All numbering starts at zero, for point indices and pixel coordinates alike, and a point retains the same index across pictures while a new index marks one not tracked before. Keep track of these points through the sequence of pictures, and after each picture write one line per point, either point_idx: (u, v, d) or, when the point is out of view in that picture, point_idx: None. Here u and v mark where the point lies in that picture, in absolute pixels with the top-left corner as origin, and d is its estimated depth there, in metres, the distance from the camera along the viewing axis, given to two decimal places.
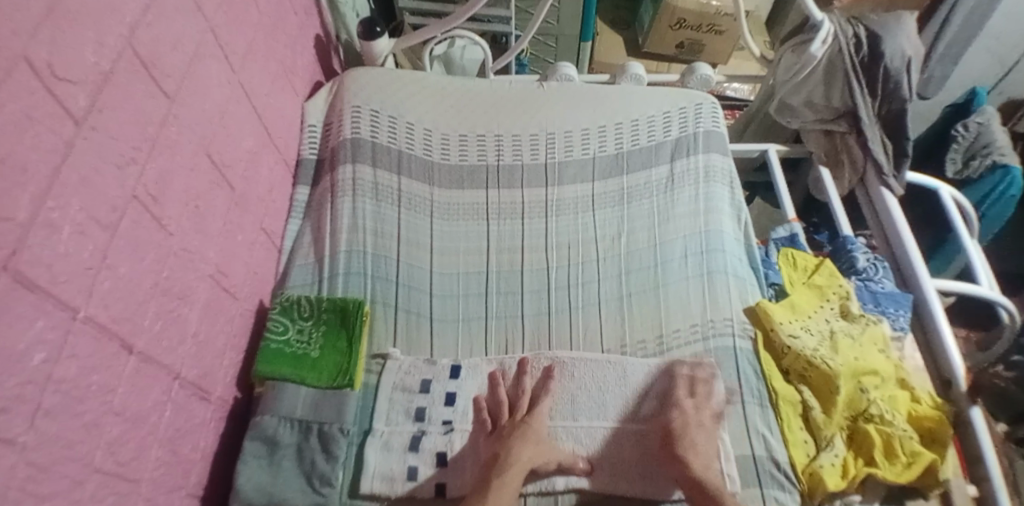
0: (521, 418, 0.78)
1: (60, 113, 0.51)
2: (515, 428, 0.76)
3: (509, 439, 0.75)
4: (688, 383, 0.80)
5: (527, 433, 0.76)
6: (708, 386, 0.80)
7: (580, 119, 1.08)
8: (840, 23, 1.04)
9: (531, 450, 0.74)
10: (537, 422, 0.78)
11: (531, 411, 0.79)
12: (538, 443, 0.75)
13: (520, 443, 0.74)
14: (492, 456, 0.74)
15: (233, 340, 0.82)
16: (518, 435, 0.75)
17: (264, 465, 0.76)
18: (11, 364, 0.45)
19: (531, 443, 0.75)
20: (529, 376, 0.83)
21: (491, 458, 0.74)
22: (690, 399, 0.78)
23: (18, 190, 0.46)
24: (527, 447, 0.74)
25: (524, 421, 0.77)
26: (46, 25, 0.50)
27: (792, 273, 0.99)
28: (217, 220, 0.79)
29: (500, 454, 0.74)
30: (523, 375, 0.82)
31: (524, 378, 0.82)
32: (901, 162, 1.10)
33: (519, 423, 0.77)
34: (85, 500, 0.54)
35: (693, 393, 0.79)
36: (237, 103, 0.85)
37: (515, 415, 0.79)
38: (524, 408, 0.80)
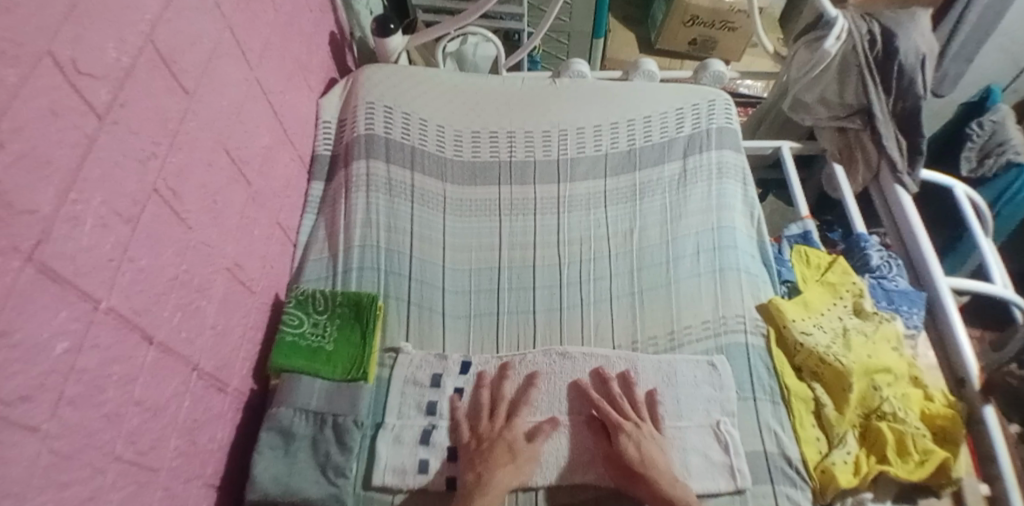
0: (500, 425, 0.79)
1: (83, 108, 0.52)
2: (494, 443, 0.76)
3: (486, 462, 0.74)
4: (616, 406, 0.80)
5: (503, 445, 0.76)
6: (644, 405, 0.80)
7: (592, 115, 1.08)
8: (854, 20, 1.04)
9: (509, 471, 0.74)
10: (516, 435, 0.77)
11: (509, 417, 0.80)
12: (517, 460, 0.75)
13: (499, 466, 0.74)
14: (471, 480, 0.73)
15: (250, 333, 0.84)
16: (496, 452, 0.75)
17: (279, 456, 0.77)
18: (34, 354, 0.46)
19: (509, 464, 0.74)
20: (510, 379, 0.84)
21: (473, 478, 0.73)
22: (636, 428, 0.77)
23: (43, 183, 0.48)
24: (506, 465, 0.74)
25: (501, 434, 0.77)
26: (70, 21, 0.50)
27: (805, 270, 0.98)
28: (234, 215, 0.80)
29: (481, 474, 0.73)
30: (502, 380, 0.83)
31: (506, 381, 0.83)
32: (915, 159, 1.09)
33: (497, 436, 0.77)
34: (106, 488, 0.56)
35: (632, 416, 0.78)
36: (253, 100, 0.86)
37: (494, 418, 0.80)
38: (505, 412, 0.81)
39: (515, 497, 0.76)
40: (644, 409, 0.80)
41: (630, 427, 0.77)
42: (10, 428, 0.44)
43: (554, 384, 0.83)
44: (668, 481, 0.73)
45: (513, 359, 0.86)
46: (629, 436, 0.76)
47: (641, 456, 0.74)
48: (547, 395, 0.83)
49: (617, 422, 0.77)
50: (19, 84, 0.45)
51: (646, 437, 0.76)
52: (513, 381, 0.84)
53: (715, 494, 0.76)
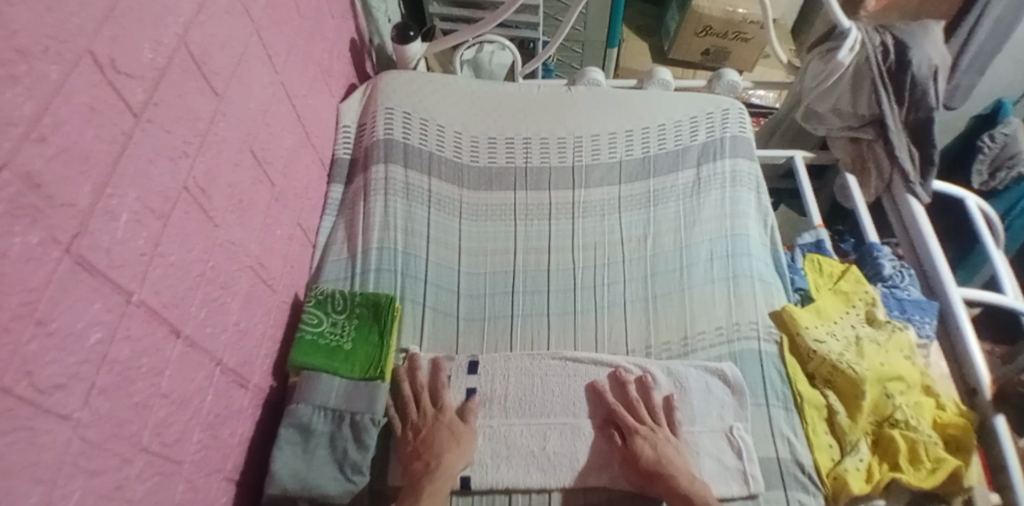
0: (432, 412, 0.82)
1: (121, 106, 0.54)
2: (434, 429, 0.79)
3: (432, 449, 0.77)
4: (634, 412, 0.80)
5: (445, 430, 0.79)
6: (660, 410, 0.81)
7: (607, 123, 1.10)
8: (867, 31, 1.06)
9: (455, 454, 0.77)
10: (449, 417, 0.81)
11: (438, 403, 0.82)
12: (460, 442, 0.78)
13: (446, 450, 0.77)
14: (419, 469, 0.76)
15: (270, 331, 0.85)
16: (439, 439, 0.78)
17: (298, 452, 0.79)
18: (68, 343, 0.48)
19: (453, 445, 0.78)
20: (423, 369, 0.86)
21: (421, 467, 0.76)
22: (651, 431, 0.78)
23: (81, 178, 0.49)
24: (450, 451, 0.77)
25: (437, 419, 0.80)
26: (110, 22, 0.52)
27: (818, 278, 0.99)
28: (258, 214, 0.82)
29: (429, 462, 0.76)
30: (416, 368, 0.85)
31: (420, 372, 0.85)
32: (928, 171, 1.10)
33: (435, 422, 0.80)
34: (133, 478, 0.57)
35: (648, 421, 0.79)
36: (279, 103, 0.88)
37: (423, 409, 0.82)
38: (430, 400, 0.83)
39: (530, 498, 0.78)
40: (660, 415, 0.80)
41: (644, 430, 0.78)
42: (44, 415, 0.45)
43: (570, 388, 0.84)
44: (688, 477, 0.74)
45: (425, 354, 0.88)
46: (645, 439, 0.77)
47: (657, 455, 0.75)
48: (562, 396, 0.83)
49: (631, 425, 0.78)
50: (61, 80, 0.47)
51: (660, 440, 0.77)
52: (515, 378, 0.85)
53: (730, 498, 0.76)
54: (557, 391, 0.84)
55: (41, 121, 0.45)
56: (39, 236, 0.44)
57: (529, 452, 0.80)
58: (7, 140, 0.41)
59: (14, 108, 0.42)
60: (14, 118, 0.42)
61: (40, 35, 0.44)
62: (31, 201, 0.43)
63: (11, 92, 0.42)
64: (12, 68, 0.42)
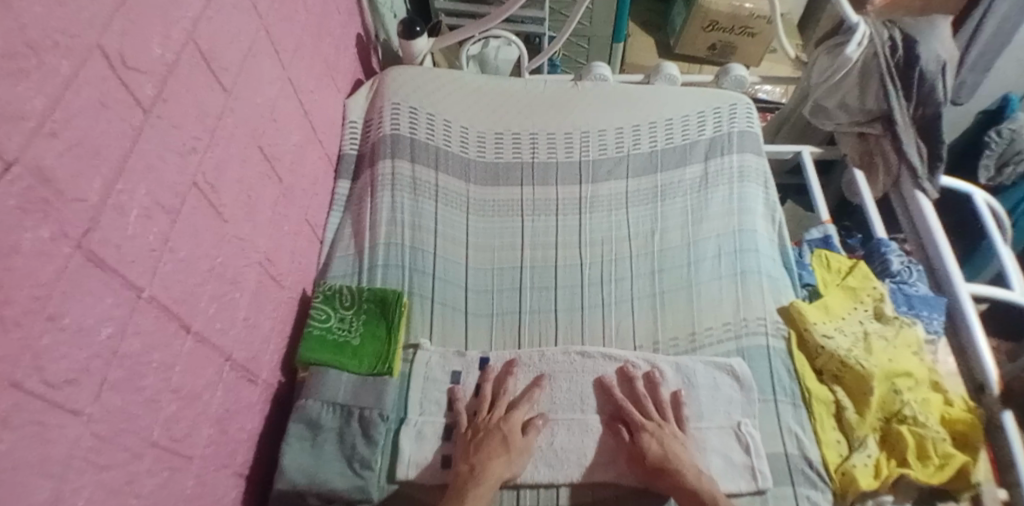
0: (499, 416, 0.80)
1: (130, 101, 0.54)
2: (490, 434, 0.78)
3: (479, 454, 0.76)
4: (641, 406, 0.81)
5: (499, 437, 0.78)
6: (668, 405, 0.81)
7: (614, 119, 1.09)
8: (875, 27, 1.05)
9: (503, 461, 0.76)
10: (513, 427, 0.79)
11: (508, 413, 0.81)
12: (511, 453, 0.76)
13: (493, 456, 0.76)
14: (465, 471, 0.75)
15: (278, 326, 0.85)
16: (489, 444, 0.77)
17: (307, 447, 0.79)
18: (79, 338, 0.48)
19: (503, 456, 0.76)
20: (515, 377, 0.84)
21: (467, 469, 0.75)
22: (658, 427, 0.78)
23: (92, 173, 0.49)
24: (500, 457, 0.76)
25: (498, 425, 0.79)
26: (120, 17, 0.52)
27: (826, 274, 0.99)
28: (266, 210, 0.82)
29: (475, 466, 0.75)
30: (507, 376, 0.84)
31: (509, 377, 0.84)
32: (935, 166, 1.10)
33: (494, 428, 0.79)
34: (143, 473, 0.57)
35: (656, 416, 0.79)
36: (286, 99, 0.88)
37: (494, 410, 0.81)
38: (504, 406, 0.82)
39: (537, 495, 0.78)
40: (667, 411, 0.80)
41: (651, 425, 0.78)
42: (55, 410, 0.45)
43: (577, 383, 0.84)
44: (694, 472, 0.74)
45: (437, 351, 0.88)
46: (651, 434, 0.77)
47: (663, 450, 0.75)
48: (567, 394, 0.84)
49: (638, 421, 0.78)
50: (71, 74, 0.47)
51: (668, 435, 0.77)
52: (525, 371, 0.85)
53: (738, 494, 0.76)
54: (564, 387, 0.84)
55: (52, 115, 0.45)
56: (50, 230, 0.44)
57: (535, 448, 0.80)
58: (17, 134, 0.41)
59: (25, 101, 0.42)
60: (25, 111, 0.42)
61: (51, 30, 0.44)
62: (41, 195, 0.43)
63: (21, 86, 0.41)
64: (22, 61, 0.42)
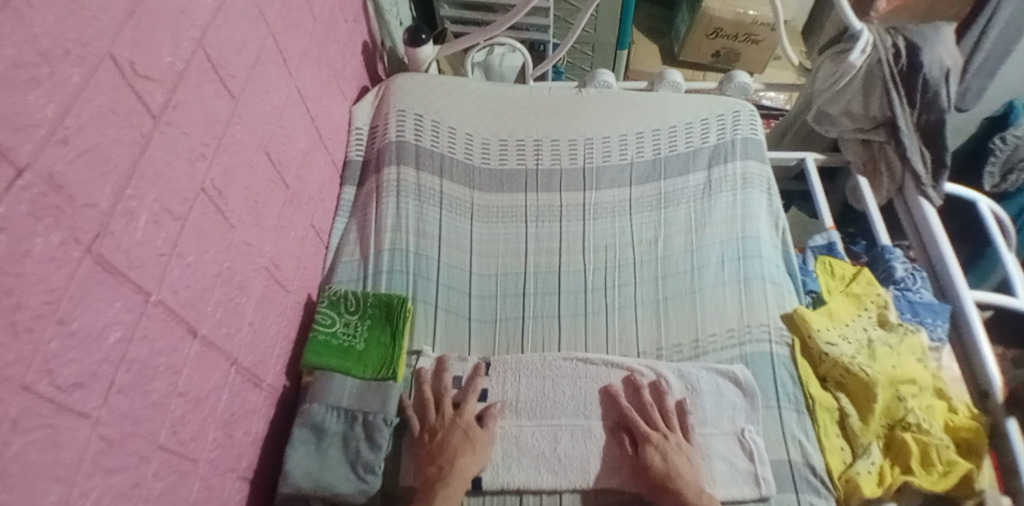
0: (450, 415, 0.81)
1: (140, 109, 0.55)
2: (450, 433, 0.79)
3: (446, 454, 0.77)
4: (647, 415, 0.80)
5: (459, 432, 0.79)
6: (672, 415, 0.81)
7: (618, 125, 1.10)
8: (879, 34, 1.05)
9: (470, 458, 0.77)
10: (469, 422, 0.80)
11: (459, 408, 0.82)
12: (474, 445, 0.78)
13: (460, 455, 0.77)
14: (433, 473, 0.76)
15: (284, 331, 0.86)
16: (453, 443, 0.78)
17: (311, 451, 0.79)
18: (89, 343, 0.49)
19: (467, 450, 0.77)
20: (450, 373, 0.86)
21: (435, 471, 0.76)
22: (664, 439, 0.78)
23: (102, 180, 0.50)
24: (466, 455, 0.77)
25: (454, 422, 0.80)
26: (130, 25, 0.53)
27: (830, 281, 0.99)
28: (273, 216, 0.82)
29: (443, 466, 0.76)
30: (442, 374, 0.85)
31: (444, 374, 0.85)
32: (940, 173, 1.09)
33: (452, 425, 0.80)
34: (150, 476, 0.57)
35: (661, 426, 0.79)
36: (293, 105, 0.89)
37: (442, 410, 0.82)
38: (452, 403, 0.83)
39: (540, 499, 0.79)
40: (673, 420, 0.80)
41: (657, 437, 0.78)
42: (63, 413, 0.46)
43: (582, 389, 0.84)
44: (695, 490, 0.73)
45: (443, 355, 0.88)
46: (656, 447, 0.77)
47: (666, 466, 0.75)
48: (571, 399, 0.83)
49: (644, 432, 0.78)
50: (82, 83, 0.47)
51: (672, 448, 0.77)
52: (527, 376, 0.85)
53: (741, 500, 0.76)
54: (569, 393, 0.84)
55: (63, 123, 0.45)
56: (61, 236, 0.45)
57: (539, 453, 0.80)
58: (29, 142, 0.42)
59: (37, 110, 0.43)
60: (37, 120, 0.43)
61: (62, 39, 0.45)
62: (52, 202, 0.44)
63: (32, 94, 0.42)
64: (33, 70, 0.42)
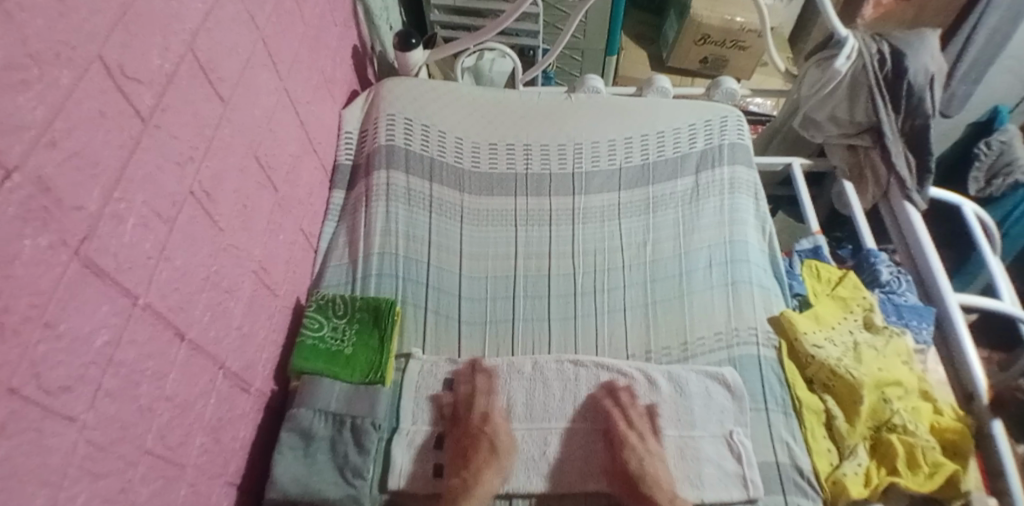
0: (478, 421, 0.80)
1: (129, 111, 0.55)
2: (475, 441, 0.78)
3: (471, 467, 0.76)
4: (624, 415, 0.80)
5: (486, 444, 0.78)
6: (644, 416, 0.80)
7: (607, 131, 1.11)
8: (863, 39, 1.07)
9: (493, 470, 0.77)
10: (496, 429, 0.79)
11: (486, 414, 0.81)
12: (498, 456, 0.78)
13: (485, 468, 0.76)
14: (456, 485, 0.76)
15: (273, 335, 0.86)
16: (479, 455, 0.77)
17: (299, 456, 0.79)
18: (76, 346, 0.48)
19: (489, 463, 0.77)
20: (483, 376, 0.84)
21: (458, 482, 0.76)
22: (640, 441, 0.77)
23: (90, 183, 0.50)
24: (490, 466, 0.77)
25: (481, 429, 0.79)
26: (120, 27, 0.53)
27: (816, 285, 1.00)
28: (261, 219, 0.82)
29: (466, 479, 0.75)
30: (476, 375, 0.84)
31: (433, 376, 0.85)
32: (923, 178, 1.11)
33: (479, 432, 0.79)
34: (137, 481, 0.57)
35: (638, 427, 0.79)
36: (283, 109, 0.89)
37: (473, 412, 0.81)
38: (481, 406, 0.81)
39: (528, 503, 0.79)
40: (647, 422, 0.80)
41: (634, 440, 0.77)
42: (50, 417, 0.46)
43: (571, 391, 0.84)
44: (668, 497, 0.74)
45: (428, 359, 0.88)
46: (632, 450, 0.76)
47: (641, 469, 0.75)
48: (560, 398, 0.83)
49: (622, 434, 0.77)
50: (72, 85, 0.47)
51: (650, 452, 0.77)
52: (522, 380, 0.85)
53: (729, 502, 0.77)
54: (559, 396, 0.83)
55: (52, 125, 0.45)
56: (49, 239, 0.45)
57: (529, 458, 0.80)
58: (19, 143, 0.42)
59: (26, 111, 0.43)
60: (26, 122, 0.43)
61: (53, 41, 0.45)
62: (41, 204, 0.44)
63: (22, 96, 0.42)
64: (24, 73, 0.42)
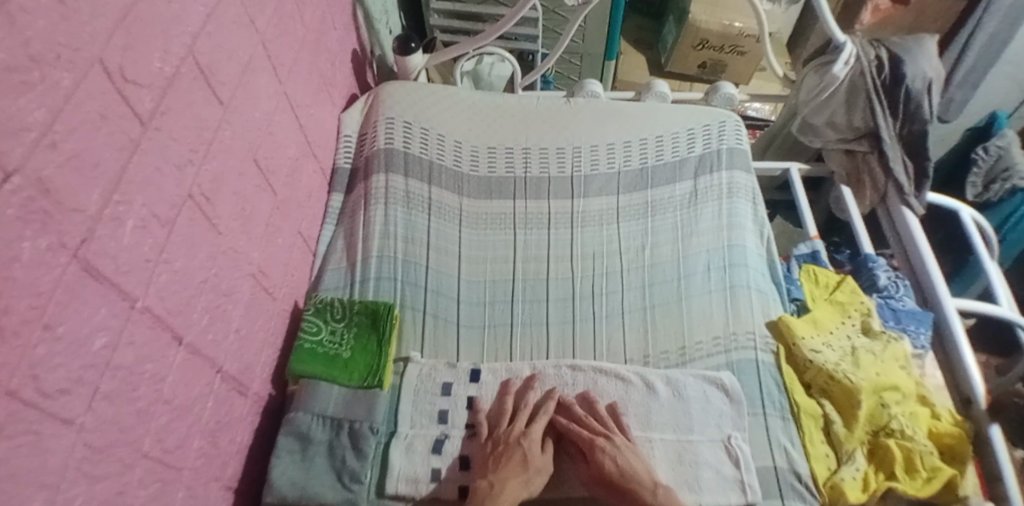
0: (518, 431, 0.79)
1: (129, 114, 0.55)
2: (510, 450, 0.77)
3: (498, 473, 0.75)
4: (585, 425, 0.79)
5: (518, 456, 0.77)
6: (607, 419, 0.80)
7: (605, 135, 1.11)
8: (862, 45, 1.07)
9: (518, 482, 0.75)
10: (533, 444, 0.78)
11: (529, 426, 0.80)
12: (528, 472, 0.76)
13: (510, 477, 0.74)
14: (483, 487, 0.74)
15: (271, 338, 0.86)
16: (510, 465, 0.76)
17: (297, 460, 0.79)
18: (74, 349, 0.48)
19: (520, 476, 0.75)
20: (535, 391, 0.84)
21: (485, 485, 0.74)
22: (608, 441, 0.77)
23: (89, 185, 0.50)
24: (515, 478, 0.75)
25: (518, 441, 0.78)
26: (122, 30, 0.53)
27: (814, 289, 1.00)
28: (260, 222, 0.82)
29: (493, 484, 0.74)
30: (528, 389, 0.83)
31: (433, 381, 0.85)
32: (923, 183, 1.12)
33: (515, 443, 0.78)
34: (134, 484, 0.57)
35: (602, 429, 0.78)
36: (283, 112, 0.89)
37: (514, 424, 0.80)
38: (524, 420, 0.81)
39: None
40: (611, 423, 0.80)
41: (602, 441, 0.77)
42: (49, 420, 0.45)
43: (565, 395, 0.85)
44: (650, 489, 0.74)
45: (427, 364, 0.88)
46: (605, 451, 0.76)
47: (619, 469, 0.75)
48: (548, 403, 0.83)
49: (590, 439, 0.77)
50: (73, 87, 0.47)
51: (623, 449, 0.77)
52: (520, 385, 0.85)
53: None
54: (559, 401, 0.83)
55: (53, 127, 0.45)
56: (48, 241, 0.45)
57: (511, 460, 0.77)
58: (19, 145, 0.42)
59: (28, 113, 0.43)
60: (27, 124, 0.43)
61: (54, 43, 0.45)
62: (41, 207, 0.44)
63: (23, 99, 0.42)
64: (25, 74, 0.42)
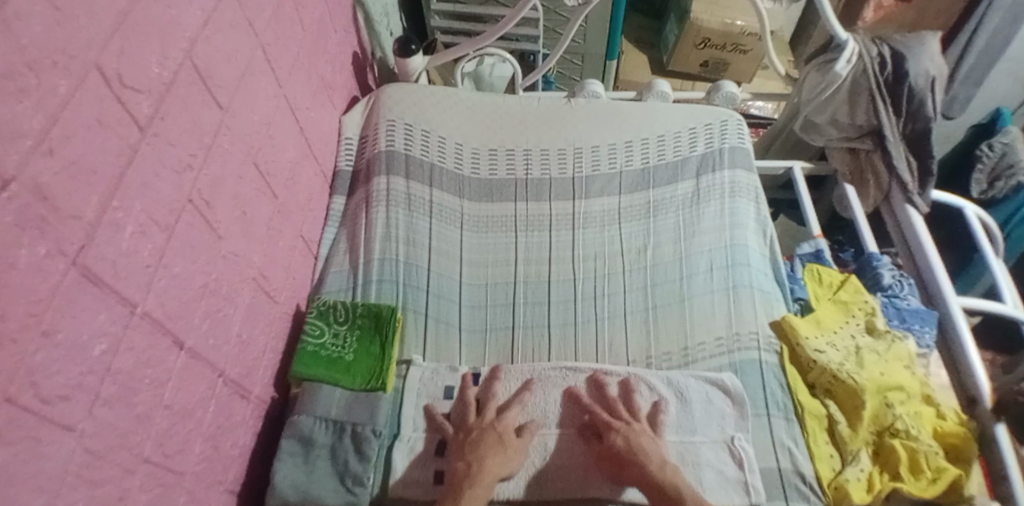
0: (491, 418, 0.80)
1: (127, 119, 0.55)
2: (485, 433, 0.77)
3: (477, 452, 0.75)
4: (608, 406, 0.81)
5: (494, 434, 0.77)
6: (646, 422, 0.79)
7: (607, 135, 1.11)
8: (864, 43, 1.07)
9: (499, 459, 0.75)
10: (506, 428, 0.78)
11: (499, 415, 0.80)
12: (507, 451, 0.76)
13: (489, 454, 0.75)
14: (461, 469, 0.74)
15: (272, 342, 0.86)
16: (484, 444, 0.76)
17: (299, 463, 0.79)
18: (73, 355, 0.48)
19: (500, 451, 0.76)
20: (501, 383, 0.84)
21: (462, 467, 0.74)
22: (624, 423, 0.78)
23: (87, 191, 0.50)
24: (496, 454, 0.75)
25: (492, 424, 0.79)
26: (119, 35, 0.53)
27: (818, 289, 0.99)
28: (261, 225, 0.83)
29: (471, 464, 0.74)
30: (495, 381, 0.84)
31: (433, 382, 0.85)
32: (925, 180, 1.10)
33: (489, 427, 0.78)
34: (134, 489, 0.57)
35: (621, 415, 0.79)
36: (282, 115, 0.89)
37: (484, 413, 0.80)
38: (494, 408, 0.81)
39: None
40: (641, 416, 0.80)
41: (618, 422, 0.77)
42: (48, 425, 0.46)
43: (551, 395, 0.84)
44: (657, 463, 0.73)
45: (428, 365, 0.88)
46: (620, 433, 0.76)
47: (628, 446, 0.75)
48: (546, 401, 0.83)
49: (606, 420, 0.78)
50: (69, 93, 0.47)
51: (636, 432, 0.77)
52: (502, 382, 0.84)
53: None
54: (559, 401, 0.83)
55: (50, 134, 0.46)
56: (46, 247, 0.45)
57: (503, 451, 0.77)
58: (16, 152, 0.42)
59: (25, 120, 0.43)
60: (24, 131, 0.43)
61: (51, 50, 0.45)
62: (38, 213, 0.44)
63: (20, 105, 0.42)
64: (21, 82, 0.42)
